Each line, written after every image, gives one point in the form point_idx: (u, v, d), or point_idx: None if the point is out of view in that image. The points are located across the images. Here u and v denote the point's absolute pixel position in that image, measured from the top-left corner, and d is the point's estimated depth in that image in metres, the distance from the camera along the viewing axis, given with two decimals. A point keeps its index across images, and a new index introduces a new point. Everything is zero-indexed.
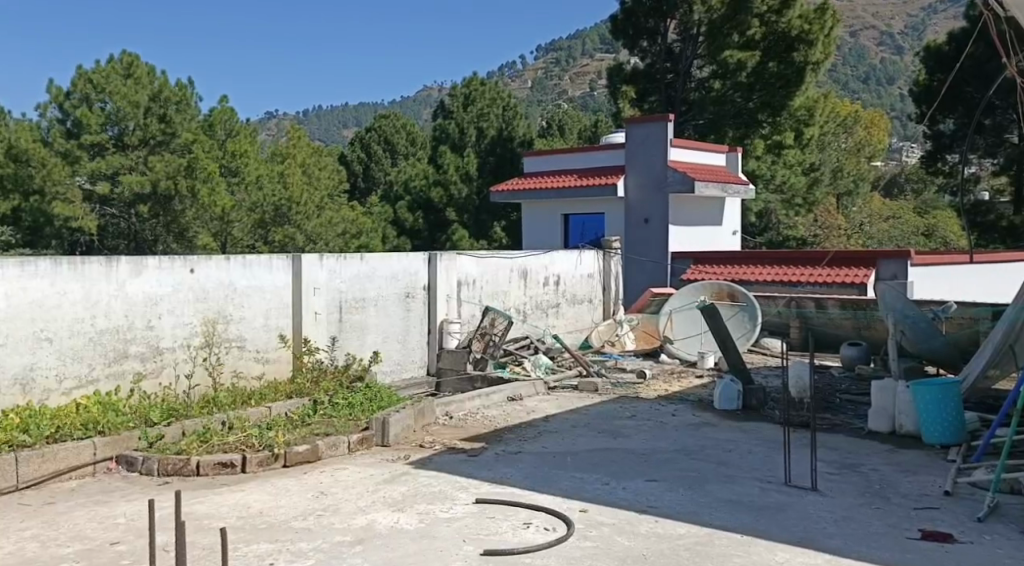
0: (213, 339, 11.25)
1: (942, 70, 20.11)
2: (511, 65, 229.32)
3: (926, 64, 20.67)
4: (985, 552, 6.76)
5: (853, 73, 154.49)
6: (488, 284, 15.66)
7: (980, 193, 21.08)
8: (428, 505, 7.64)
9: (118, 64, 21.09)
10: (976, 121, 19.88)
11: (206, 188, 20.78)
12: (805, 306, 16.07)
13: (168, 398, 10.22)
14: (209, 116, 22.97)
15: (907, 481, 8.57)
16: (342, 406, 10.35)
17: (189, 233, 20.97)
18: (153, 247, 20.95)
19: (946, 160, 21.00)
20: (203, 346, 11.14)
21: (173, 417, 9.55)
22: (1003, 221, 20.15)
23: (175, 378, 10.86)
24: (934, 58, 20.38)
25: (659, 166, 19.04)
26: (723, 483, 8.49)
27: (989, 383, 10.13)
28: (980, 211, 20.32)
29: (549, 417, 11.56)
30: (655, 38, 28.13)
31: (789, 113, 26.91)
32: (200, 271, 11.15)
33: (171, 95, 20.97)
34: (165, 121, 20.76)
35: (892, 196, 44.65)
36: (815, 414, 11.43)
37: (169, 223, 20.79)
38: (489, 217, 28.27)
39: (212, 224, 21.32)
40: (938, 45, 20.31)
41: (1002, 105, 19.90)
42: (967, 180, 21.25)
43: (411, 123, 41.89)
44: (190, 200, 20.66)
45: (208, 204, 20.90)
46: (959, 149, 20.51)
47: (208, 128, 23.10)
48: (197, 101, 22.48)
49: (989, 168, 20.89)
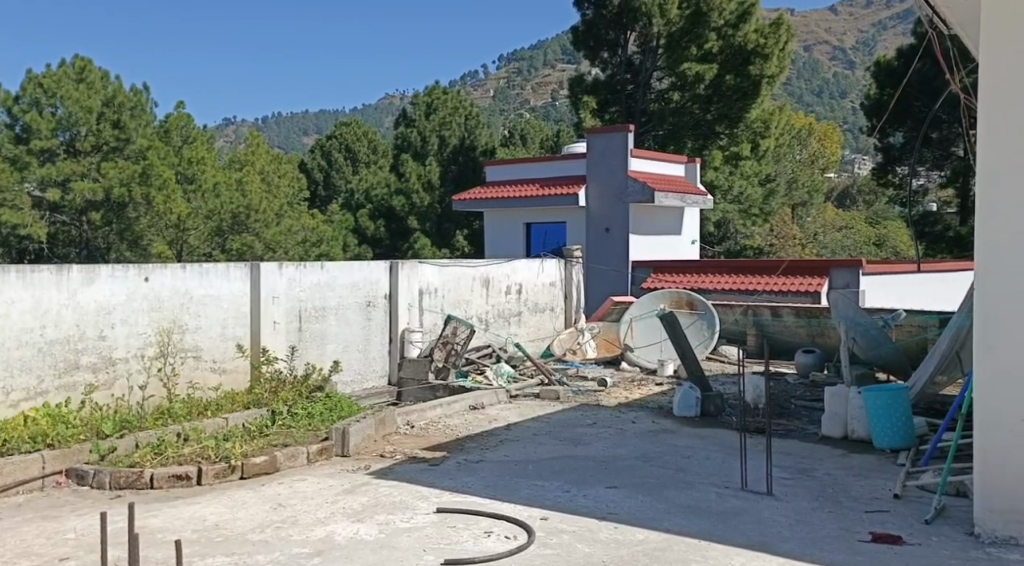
0: (167, 348, 11.24)
1: (891, 84, 20.50)
2: (473, 74, 229.50)
3: (876, 78, 21.04)
4: (932, 552, 6.92)
5: (809, 86, 157.14)
6: (450, 292, 15.74)
7: (928, 205, 21.54)
8: (389, 515, 7.71)
9: (71, 68, 20.90)
10: (924, 134, 20.27)
11: (161, 195, 20.33)
12: (761, 315, 16.33)
13: (120, 410, 10.16)
14: (165, 121, 22.65)
15: (858, 485, 8.76)
16: (301, 416, 10.38)
17: (143, 241, 20.65)
18: (106, 256, 20.41)
19: (896, 172, 21.38)
20: (157, 357, 11.12)
21: (126, 429, 9.56)
22: (949, 231, 20.57)
23: (129, 389, 10.81)
24: (884, 73, 20.76)
25: (619, 176, 19.30)
26: (681, 489, 8.64)
27: (937, 389, 10.38)
28: (928, 221, 20.74)
29: (511, 425, 11.65)
30: (615, 50, 28.40)
31: (745, 125, 27.34)
32: (155, 279, 11.15)
33: (125, 101, 20.87)
34: (120, 127, 20.79)
35: (845, 207, 45.42)
36: (771, 420, 11.64)
37: (122, 231, 20.31)
38: (451, 226, 28.36)
39: (167, 232, 20.98)
40: (888, 60, 20.72)
41: (948, 119, 20.36)
42: (915, 192, 21.69)
43: (372, 132, 41.84)
44: (144, 208, 20.27)
45: (163, 212, 20.54)
46: (907, 162, 20.92)
47: (164, 135, 22.63)
48: (153, 107, 22.31)
49: (937, 181, 21.31)
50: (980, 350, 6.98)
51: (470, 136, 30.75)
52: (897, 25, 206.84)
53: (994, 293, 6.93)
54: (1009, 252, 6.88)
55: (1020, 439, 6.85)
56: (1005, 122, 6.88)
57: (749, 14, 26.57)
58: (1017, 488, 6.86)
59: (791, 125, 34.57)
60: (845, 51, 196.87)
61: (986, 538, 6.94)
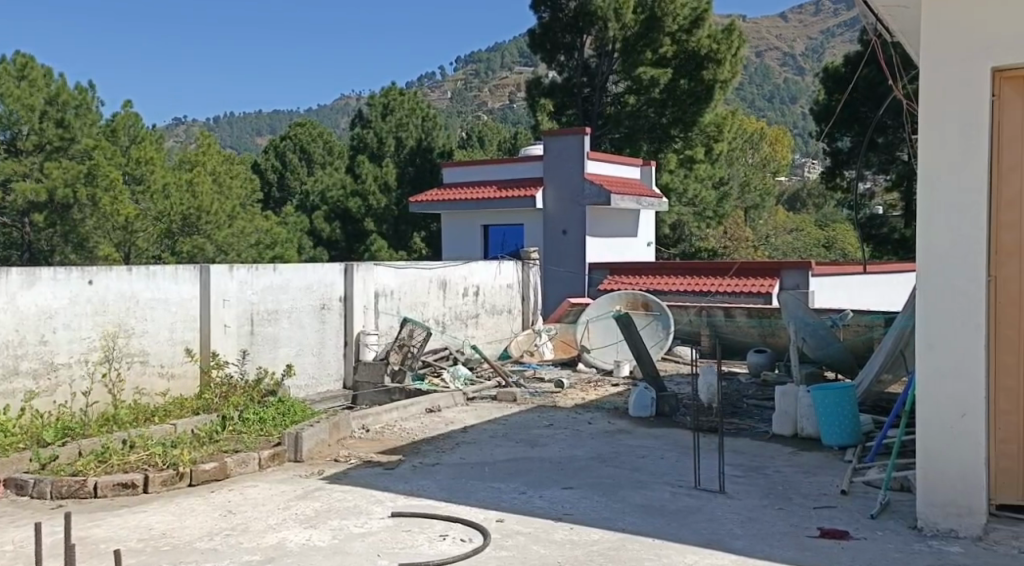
0: (112, 353, 11.13)
1: (839, 90, 20.84)
2: (430, 75, 229.20)
3: (825, 84, 21.36)
4: (880, 544, 6.96)
5: (761, 91, 159.46)
6: (406, 295, 15.72)
7: (874, 208, 21.95)
8: (342, 521, 7.69)
9: (12, 64, 19.96)
10: (870, 139, 20.66)
11: (108, 196, 19.37)
12: (715, 316, 16.52)
13: (63, 417, 10.05)
14: (112, 121, 21.83)
15: (808, 482, 8.87)
16: (253, 421, 10.35)
17: (90, 242, 19.80)
18: (50, 257, 20.15)
19: (844, 176, 21.75)
20: (101, 362, 11.00)
21: (68, 436, 9.55)
22: (895, 234, 21.02)
23: (71, 396, 10.67)
24: (832, 79, 21.11)
25: (575, 179, 19.43)
26: (635, 490, 8.69)
27: (882, 389, 10.57)
28: (875, 224, 21.14)
29: (467, 428, 11.68)
30: (572, 53, 28.61)
31: (700, 129, 27.56)
32: (99, 282, 11.04)
33: (69, 99, 20.17)
34: (63, 126, 19.94)
35: (795, 209, 46.09)
36: (724, 420, 11.78)
37: (66, 232, 19.52)
38: (408, 228, 28.37)
39: (114, 233, 20.09)
40: (836, 67, 21.06)
41: (893, 124, 20.78)
42: (863, 196, 22.07)
43: (327, 134, 41.73)
44: (90, 208, 19.36)
45: (110, 212, 19.54)
46: (855, 166, 21.29)
47: (111, 135, 21.80)
48: (99, 106, 21.91)
49: (883, 185, 21.71)
50: (922, 349, 6.98)
51: (427, 137, 30.85)
52: (847, 31, 210.31)
53: (937, 291, 6.93)
54: (949, 251, 6.89)
55: (962, 435, 6.84)
56: (945, 123, 6.89)
57: (702, 20, 26.81)
58: (958, 484, 6.84)
59: (744, 129, 34.93)
60: (795, 57, 200.36)
61: (929, 531, 6.92)
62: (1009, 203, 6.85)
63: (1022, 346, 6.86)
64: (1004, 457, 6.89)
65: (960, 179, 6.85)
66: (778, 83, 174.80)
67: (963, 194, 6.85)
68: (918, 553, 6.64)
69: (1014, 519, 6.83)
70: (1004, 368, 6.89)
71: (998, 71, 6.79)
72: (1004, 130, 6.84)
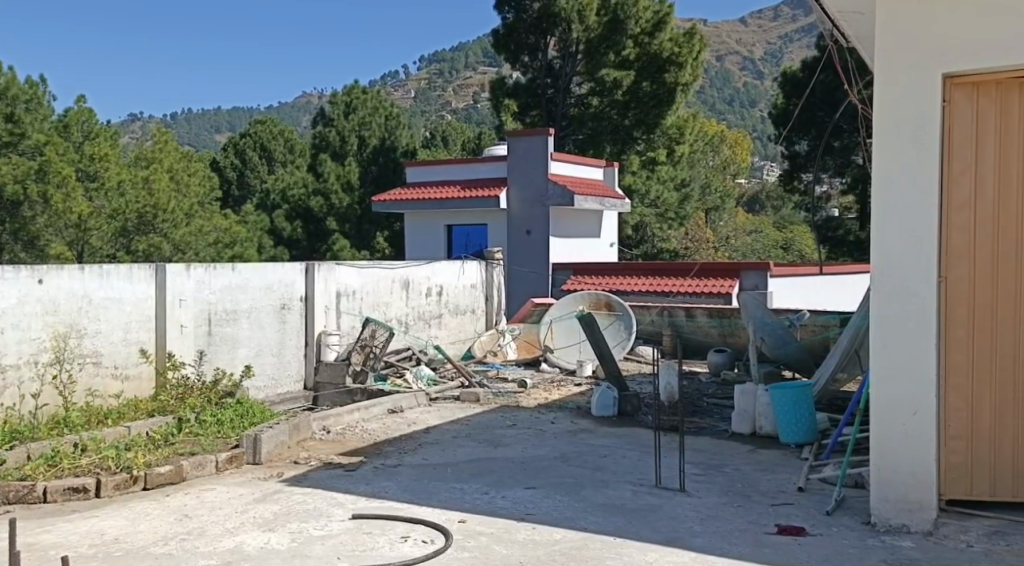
0: (63, 354, 10.99)
1: (796, 94, 21.09)
2: (394, 74, 228.42)
3: (782, 88, 21.60)
4: (836, 538, 7.00)
5: (721, 95, 161.58)
6: (368, 295, 15.66)
7: (831, 211, 22.24)
8: (301, 524, 7.64)
9: None
10: (826, 143, 20.93)
11: (60, 194, 18.19)
12: (676, 316, 16.63)
13: (10, 422, 9.91)
14: (65, 117, 20.58)
15: (766, 479, 8.93)
16: (210, 424, 10.26)
17: (40, 241, 18.42)
18: None
19: (801, 179, 22.00)
20: (50, 364, 10.85)
21: (16, 440, 9.40)
22: (850, 236, 21.32)
23: (20, 398, 10.50)
24: (790, 83, 21.35)
25: (539, 180, 19.52)
26: (596, 489, 8.70)
27: (837, 387, 10.70)
28: (830, 227, 21.42)
29: (429, 429, 11.65)
30: (536, 54, 28.62)
31: (661, 131, 27.87)
32: (50, 282, 10.90)
33: (19, 94, 18.73)
34: (13, 121, 18.65)
35: (756, 211, 47.14)
36: (685, 419, 11.86)
37: (16, 231, 18.12)
38: (371, 227, 28.29)
39: (66, 232, 18.96)
40: (794, 71, 21.31)
41: (848, 128, 21.18)
42: (819, 199, 22.34)
43: (288, 131, 41.51)
44: (41, 206, 18.04)
45: (62, 211, 18.39)
46: (812, 170, 21.54)
47: (63, 130, 20.67)
48: (51, 100, 21.51)
49: (839, 187, 22.00)
50: (876, 349, 7.07)
51: (390, 137, 30.74)
52: (806, 35, 212.92)
53: (891, 291, 7.02)
54: (901, 253, 6.99)
55: (912, 432, 6.95)
56: (898, 127, 6.99)
57: (665, 23, 27.04)
58: (910, 480, 6.94)
59: (704, 132, 35.21)
60: (755, 61, 202.82)
61: (881, 527, 7.02)
62: (959, 205, 6.95)
63: (972, 346, 6.97)
64: (953, 454, 7.00)
65: (912, 182, 6.95)
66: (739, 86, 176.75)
67: (914, 197, 6.95)
68: (872, 548, 6.72)
69: (963, 513, 6.93)
70: (954, 367, 7.00)
71: (949, 77, 6.89)
72: (954, 135, 6.94)
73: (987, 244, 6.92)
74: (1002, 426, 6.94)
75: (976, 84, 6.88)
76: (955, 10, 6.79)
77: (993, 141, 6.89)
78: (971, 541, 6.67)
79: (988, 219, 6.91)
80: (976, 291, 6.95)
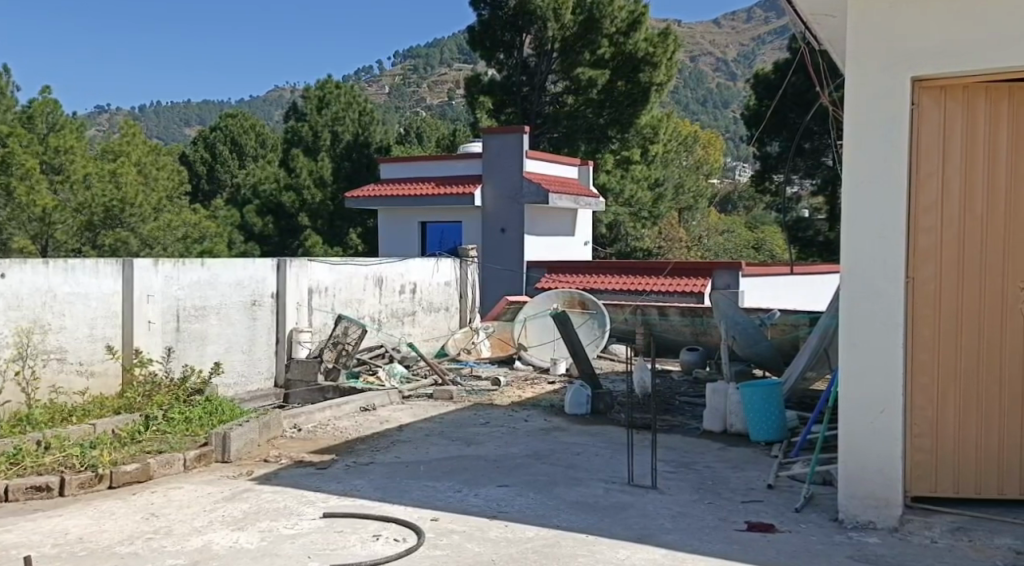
0: (26, 350, 10.87)
1: (768, 96, 21.23)
2: (367, 69, 227.65)
3: (755, 90, 21.73)
4: (806, 535, 6.99)
5: (695, 96, 162.67)
6: (341, 291, 15.60)
7: (801, 211, 22.39)
8: (271, 523, 7.58)
9: None
10: (797, 145, 21.10)
11: (24, 185, 18.15)
12: (649, 314, 16.68)
13: None
14: (27, 107, 20.86)
15: (737, 476, 8.96)
16: (177, 421, 10.19)
17: (3, 235, 18.38)
18: None
19: (772, 180, 22.14)
20: (14, 359, 10.73)
21: None
22: (819, 237, 21.50)
23: None
24: (762, 85, 21.49)
25: (514, 177, 19.58)
26: (569, 487, 8.69)
27: (807, 385, 10.74)
28: (800, 228, 21.57)
29: (402, 427, 11.61)
30: (511, 52, 28.60)
31: (635, 131, 28.07)
32: (12, 277, 10.77)
33: None
34: None
35: (727, 211, 47.85)
36: (657, 417, 11.88)
37: None
38: (344, 224, 28.28)
39: (30, 225, 18.62)
40: (766, 73, 21.44)
41: (819, 130, 21.39)
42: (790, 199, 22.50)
43: (260, 125, 41.26)
44: (4, 199, 18.16)
45: (27, 204, 18.28)
46: (783, 170, 21.70)
47: (26, 121, 20.86)
48: (15, 90, 21.43)
49: (809, 189, 22.17)
50: (844, 349, 7.08)
51: (364, 132, 30.68)
52: (778, 36, 214.33)
53: (860, 291, 7.04)
54: (870, 255, 7.00)
55: (880, 432, 6.98)
56: (870, 128, 6.99)
57: (640, 23, 27.31)
58: (878, 478, 6.97)
59: (677, 130, 35.31)
60: (728, 62, 204.39)
61: (849, 523, 7.03)
62: (926, 209, 7.02)
63: (937, 346, 7.06)
64: (918, 451, 7.09)
65: (882, 183, 6.96)
66: (714, 86, 177.72)
67: (884, 198, 6.96)
68: (839, 545, 6.74)
69: (927, 511, 6.99)
70: (921, 367, 7.07)
71: (918, 80, 6.92)
72: (923, 138, 7.00)
73: (953, 245, 7.02)
74: (966, 423, 7.05)
75: (943, 88, 6.94)
76: (926, 11, 6.81)
77: (959, 144, 6.97)
78: (935, 537, 6.72)
79: (955, 221, 7.00)
80: (942, 291, 7.04)
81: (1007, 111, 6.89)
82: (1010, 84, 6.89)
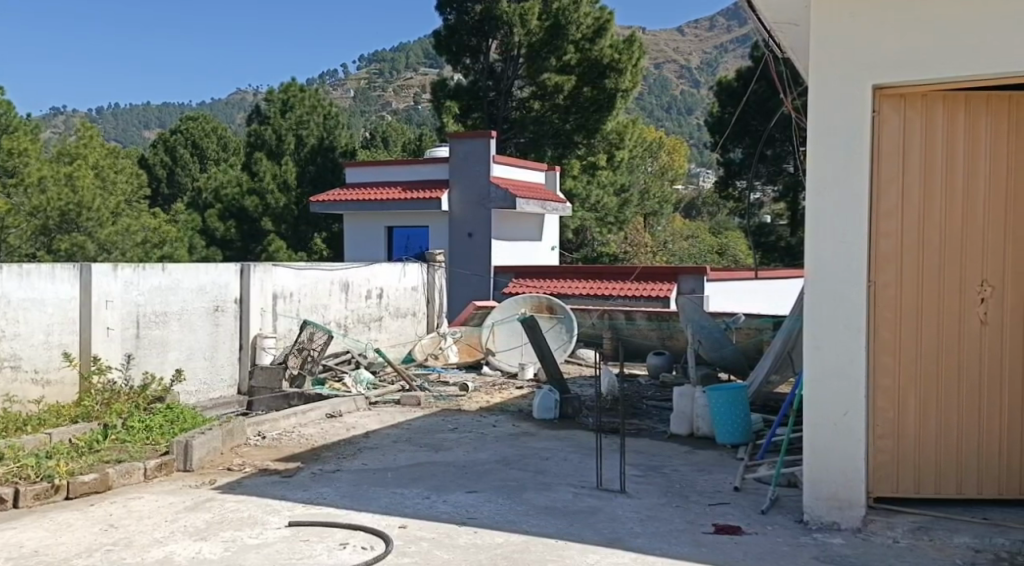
0: None
1: (732, 103, 21.38)
2: (332, 73, 226.76)
3: (718, 96, 21.85)
4: (775, 537, 6.96)
5: (659, 102, 163.74)
6: (306, 298, 15.44)
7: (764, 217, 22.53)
8: (235, 532, 7.45)
9: None
10: (759, 152, 21.29)
11: None
12: (616, 318, 16.68)
13: None
14: None
15: (704, 479, 8.94)
16: (137, 430, 10.02)
17: None
18: None
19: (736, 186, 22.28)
20: None
21: None
22: (782, 242, 21.66)
23: None
24: (725, 92, 21.63)
25: (481, 182, 19.53)
26: (537, 492, 8.63)
27: (771, 389, 10.77)
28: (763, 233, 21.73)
29: (369, 433, 11.50)
30: (477, 56, 28.65)
31: (601, 136, 28.11)
32: None
33: None
34: None
35: (691, 216, 48.15)
36: (625, 420, 11.85)
37: None
38: (308, 228, 28.16)
39: None
40: (729, 80, 21.56)
41: (781, 138, 21.55)
42: (753, 205, 22.63)
43: (221, 128, 41.12)
44: None
45: None
46: (746, 176, 21.83)
47: None
48: None
49: (771, 195, 22.33)
50: (808, 352, 7.05)
51: (328, 136, 30.57)
52: (742, 44, 216.11)
53: (823, 294, 6.99)
54: (833, 258, 6.97)
55: (843, 434, 6.96)
56: (830, 133, 6.96)
57: (605, 29, 27.57)
58: (841, 478, 6.96)
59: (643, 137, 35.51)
60: (693, 69, 206.03)
61: (814, 524, 7.00)
62: (887, 212, 7.04)
63: (898, 348, 7.09)
64: (881, 452, 7.11)
65: (844, 186, 6.93)
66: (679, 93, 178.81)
67: (847, 202, 6.93)
68: (804, 546, 6.73)
69: (889, 511, 6.99)
70: (883, 368, 7.09)
71: (879, 88, 6.93)
72: (883, 144, 7.02)
73: (913, 247, 7.06)
74: (927, 424, 7.09)
75: (902, 96, 6.98)
76: (886, 16, 6.81)
77: (918, 149, 7.02)
78: (897, 537, 6.71)
79: (915, 222, 7.05)
80: (904, 295, 7.07)
81: (964, 116, 6.98)
82: (966, 93, 6.97)
